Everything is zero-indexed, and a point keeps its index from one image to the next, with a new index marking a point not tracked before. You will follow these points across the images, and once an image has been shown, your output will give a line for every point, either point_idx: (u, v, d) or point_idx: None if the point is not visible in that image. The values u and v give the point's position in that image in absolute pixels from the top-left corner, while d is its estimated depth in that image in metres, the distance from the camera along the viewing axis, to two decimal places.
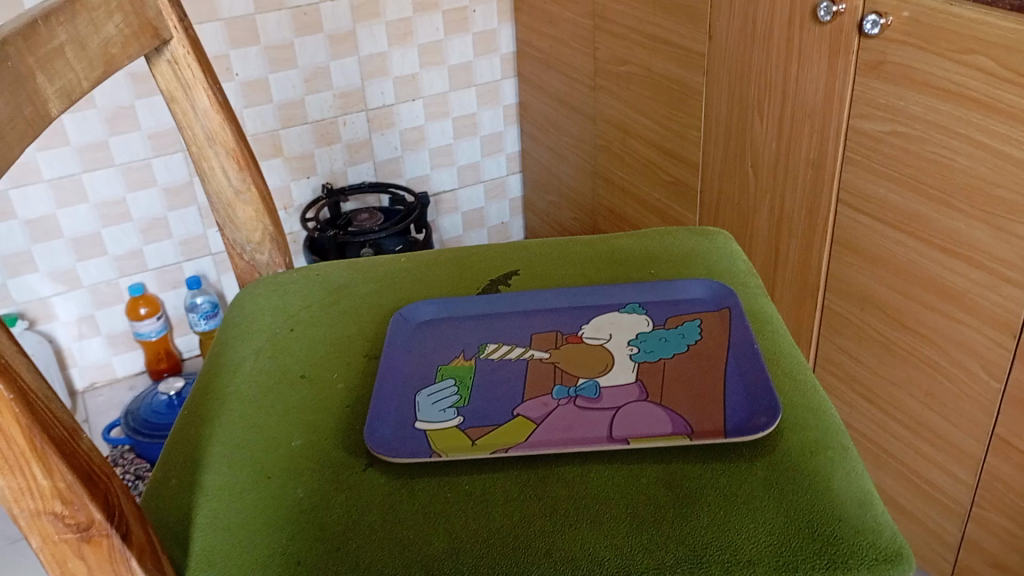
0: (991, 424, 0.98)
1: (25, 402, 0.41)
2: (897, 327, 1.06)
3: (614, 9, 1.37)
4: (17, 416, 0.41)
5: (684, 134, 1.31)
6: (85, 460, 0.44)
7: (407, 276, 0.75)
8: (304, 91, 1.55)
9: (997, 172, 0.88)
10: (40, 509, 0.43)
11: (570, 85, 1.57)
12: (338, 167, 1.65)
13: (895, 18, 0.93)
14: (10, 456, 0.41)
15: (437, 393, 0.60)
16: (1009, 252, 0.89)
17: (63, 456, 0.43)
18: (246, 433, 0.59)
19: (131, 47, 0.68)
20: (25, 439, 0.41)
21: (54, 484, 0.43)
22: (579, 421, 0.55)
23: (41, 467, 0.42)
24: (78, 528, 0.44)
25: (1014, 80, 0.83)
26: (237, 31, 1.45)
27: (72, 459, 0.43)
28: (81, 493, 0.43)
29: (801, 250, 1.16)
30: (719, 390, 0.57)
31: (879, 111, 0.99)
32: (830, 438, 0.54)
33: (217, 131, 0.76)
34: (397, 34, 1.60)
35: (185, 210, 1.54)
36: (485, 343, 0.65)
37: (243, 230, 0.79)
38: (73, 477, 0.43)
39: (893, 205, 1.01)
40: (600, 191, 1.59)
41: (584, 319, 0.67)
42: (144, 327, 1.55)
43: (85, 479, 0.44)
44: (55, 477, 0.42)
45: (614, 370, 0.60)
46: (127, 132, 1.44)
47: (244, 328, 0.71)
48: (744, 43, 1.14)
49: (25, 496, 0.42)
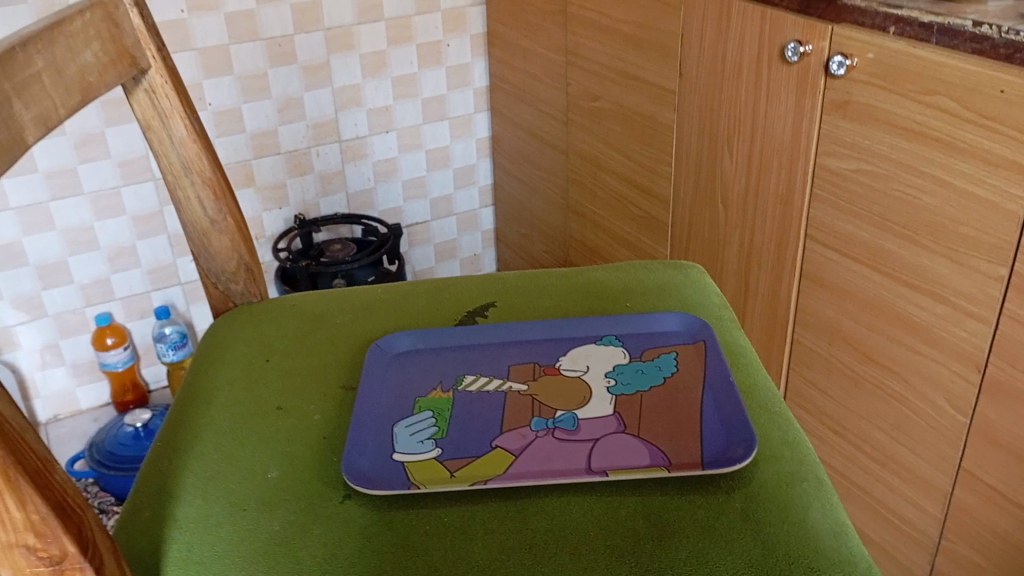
0: (957, 456, 1.00)
1: None
2: (864, 361, 1.08)
3: (587, 45, 1.39)
4: None
5: (655, 168, 1.33)
6: (60, 491, 0.44)
7: (384, 307, 0.75)
8: (277, 121, 1.56)
9: (959, 209, 0.90)
10: (13, 542, 0.42)
11: (543, 119, 1.59)
12: (310, 197, 1.65)
13: (860, 59, 0.96)
14: None
15: (414, 424, 0.60)
16: (973, 288, 0.92)
17: (37, 487, 0.42)
18: (220, 465, 0.58)
19: (108, 75, 0.68)
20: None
21: (28, 516, 0.42)
22: (557, 453, 0.56)
23: (15, 499, 0.41)
24: (51, 561, 0.43)
25: (977, 121, 0.86)
26: (210, 60, 1.45)
27: (46, 491, 0.43)
28: (55, 525, 0.43)
29: (770, 283, 1.18)
30: (696, 421, 0.58)
31: (845, 149, 1.01)
32: (805, 470, 0.55)
33: (193, 160, 0.75)
34: (371, 66, 1.61)
35: (154, 239, 1.53)
36: (462, 375, 0.65)
37: (218, 259, 0.79)
38: (47, 509, 0.42)
39: (860, 240, 1.03)
40: (572, 224, 1.60)
41: (561, 350, 0.67)
42: (110, 357, 1.52)
43: (59, 511, 0.43)
44: (29, 509, 0.42)
45: (592, 402, 0.61)
46: (97, 159, 1.43)
47: (218, 358, 0.70)
48: (714, 81, 1.17)
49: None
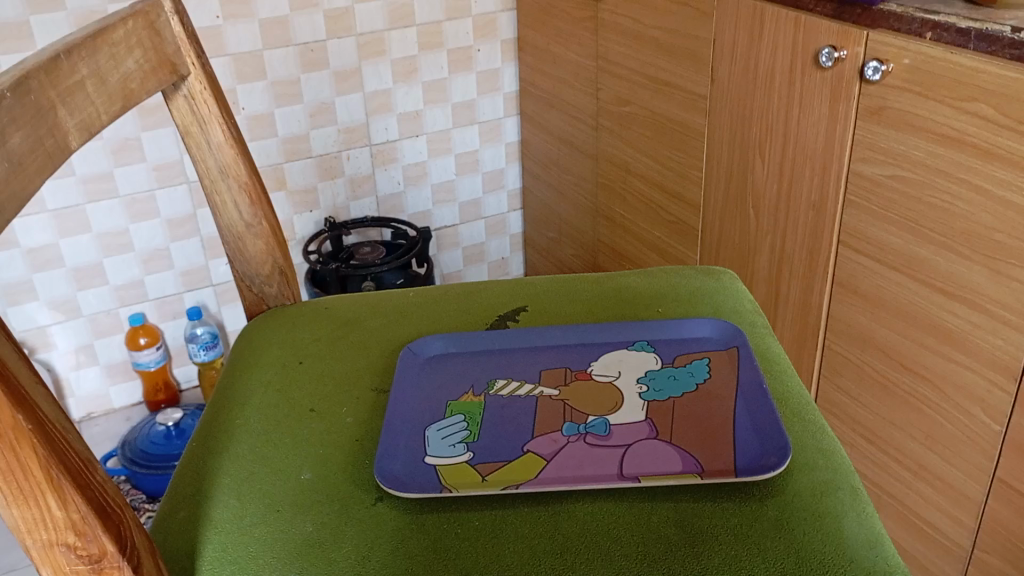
0: (992, 468, 0.98)
1: (43, 433, 0.41)
2: (897, 369, 1.07)
3: (618, 51, 1.39)
4: (35, 447, 0.41)
5: (686, 174, 1.33)
6: (100, 491, 0.45)
7: (415, 311, 0.76)
8: (308, 125, 1.57)
9: (996, 218, 0.89)
10: (54, 540, 0.43)
11: (572, 124, 1.59)
12: (340, 202, 1.66)
13: (895, 65, 0.95)
14: (26, 486, 0.41)
15: (446, 428, 0.60)
16: (1009, 296, 0.90)
17: (77, 487, 0.43)
18: (254, 466, 0.59)
19: (149, 82, 0.69)
20: (42, 470, 0.41)
21: (69, 515, 0.43)
22: (590, 459, 0.56)
23: (57, 498, 0.42)
24: (90, 560, 0.44)
25: (1015, 128, 0.85)
26: (244, 66, 1.47)
27: (88, 491, 0.43)
28: (95, 524, 0.44)
29: (801, 290, 1.17)
30: (729, 428, 0.58)
31: (880, 155, 1.00)
32: (839, 478, 0.55)
33: (230, 165, 0.76)
34: (402, 71, 1.62)
35: (187, 242, 1.55)
36: (494, 379, 0.65)
37: (253, 263, 0.80)
38: (88, 508, 0.43)
39: (894, 247, 1.02)
40: (601, 229, 1.60)
41: (592, 356, 0.67)
42: (144, 357, 1.55)
43: (99, 511, 0.44)
44: (70, 508, 0.43)
45: (624, 408, 0.60)
46: (132, 164, 1.45)
47: (252, 360, 0.71)
48: (746, 86, 1.16)
49: (39, 526, 0.43)
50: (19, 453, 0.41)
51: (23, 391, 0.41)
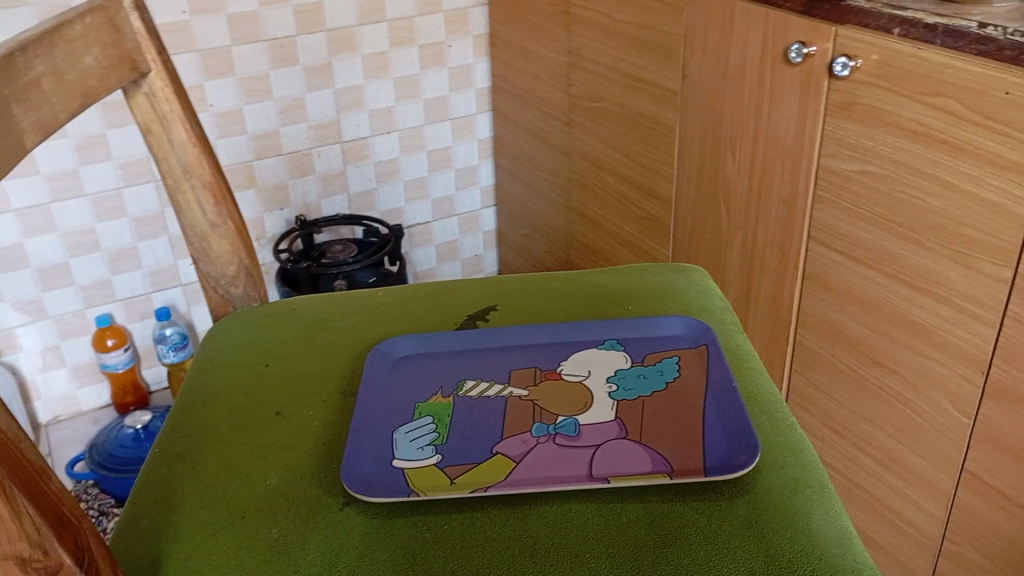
0: (962, 460, 0.99)
1: None
2: (867, 363, 1.07)
3: (589, 46, 1.39)
4: None
5: (658, 170, 1.33)
6: (55, 501, 0.43)
7: (384, 311, 0.75)
8: (278, 122, 1.55)
9: (964, 212, 0.90)
10: (7, 553, 0.42)
11: (545, 120, 1.58)
12: (312, 199, 1.65)
13: (864, 60, 0.95)
14: None
15: (414, 430, 0.59)
16: (978, 290, 0.91)
17: (32, 498, 0.42)
18: (219, 471, 0.58)
19: (109, 79, 0.67)
20: None
21: (23, 527, 0.42)
22: (559, 460, 0.55)
23: (9, 509, 0.41)
24: (46, 572, 0.43)
25: (982, 122, 0.85)
26: (212, 62, 1.45)
27: (41, 501, 0.42)
28: (50, 535, 0.42)
29: (773, 285, 1.18)
30: (699, 427, 0.57)
31: (849, 151, 1.01)
32: (809, 475, 0.54)
33: (194, 164, 0.75)
34: (373, 67, 1.61)
35: (155, 241, 1.52)
36: (463, 380, 0.64)
37: (218, 263, 0.78)
38: (42, 519, 0.42)
39: (863, 242, 1.03)
40: (574, 225, 1.59)
41: (562, 355, 0.67)
42: (111, 358, 1.52)
43: (54, 521, 0.43)
44: (23, 519, 0.41)
45: (593, 408, 0.60)
46: (98, 161, 1.42)
47: (217, 363, 0.69)
48: (717, 82, 1.16)
49: None
50: None
51: None
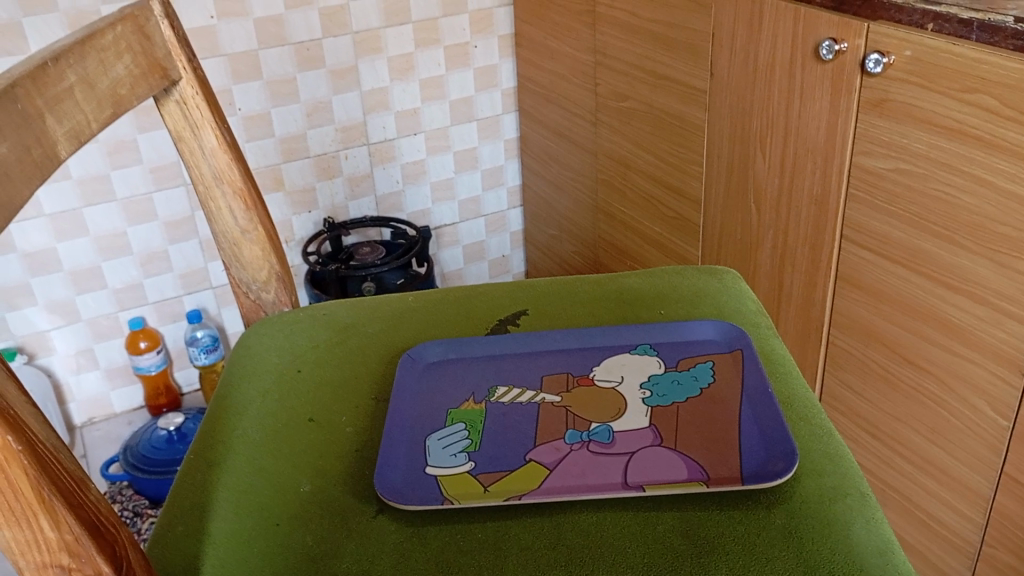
0: (999, 462, 0.97)
1: (33, 453, 0.40)
2: (901, 363, 1.06)
3: (616, 45, 1.38)
4: (25, 467, 0.40)
5: (686, 169, 1.32)
6: (94, 510, 0.44)
7: (415, 316, 0.75)
8: (305, 125, 1.56)
9: (1000, 209, 0.88)
10: (47, 561, 0.42)
11: (571, 120, 1.58)
12: (339, 200, 1.65)
13: (897, 56, 0.93)
14: (18, 508, 0.41)
15: (447, 437, 0.59)
16: (1014, 289, 0.89)
17: (70, 506, 0.42)
18: (253, 478, 0.58)
19: (139, 87, 0.68)
20: (33, 491, 0.40)
21: (62, 536, 0.42)
22: (593, 467, 0.55)
23: (49, 519, 0.41)
24: None
25: (1018, 119, 0.84)
26: (239, 66, 1.46)
27: (81, 511, 0.43)
28: (89, 544, 0.43)
29: (804, 285, 1.16)
30: (734, 433, 0.57)
31: (882, 148, 0.99)
32: (848, 484, 0.54)
33: (224, 170, 0.75)
34: (398, 68, 1.61)
35: (185, 243, 1.54)
36: (495, 386, 0.64)
37: (249, 269, 0.79)
38: (81, 528, 0.42)
39: (897, 241, 1.01)
40: (601, 225, 1.59)
41: (594, 360, 0.66)
42: (144, 360, 1.54)
43: (92, 530, 0.43)
44: (63, 528, 0.42)
45: (627, 414, 0.59)
46: (128, 165, 1.44)
47: (249, 369, 0.70)
48: (746, 80, 1.15)
49: (32, 548, 0.42)
50: (10, 474, 0.40)
51: (12, 411, 0.40)
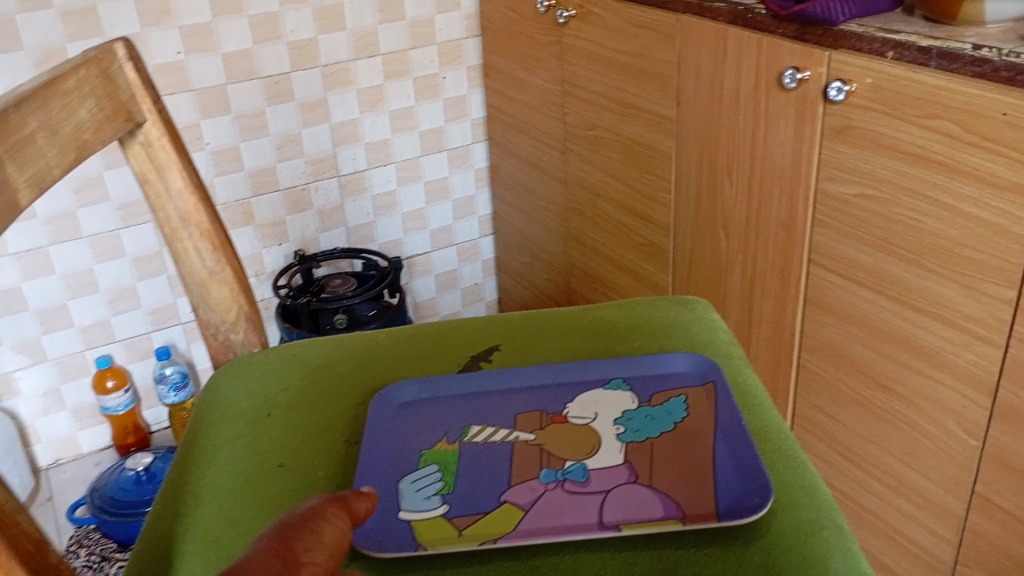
0: (972, 483, 0.98)
1: None
2: (872, 386, 1.06)
3: (583, 75, 1.39)
4: None
5: (655, 196, 1.33)
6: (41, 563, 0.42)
7: (387, 354, 0.74)
8: (275, 158, 1.55)
9: (965, 233, 0.89)
10: None
11: (541, 149, 1.59)
12: (310, 233, 1.65)
13: (859, 84, 0.95)
14: None
15: (420, 480, 0.58)
16: (981, 311, 0.90)
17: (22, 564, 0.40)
18: (222, 528, 0.57)
19: (103, 130, 0.67)
20: None
21: None
22: (568, 506, 0.54)
23: None
24: None
25: (979, 144, 0.85)
26: (208, 101, 1.45)
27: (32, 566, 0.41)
28: None
29: (775, 309, 1.17)
30: (710, 468, 0.56)
31: (847, 174, 1.00)
32: (824, 516, 0.54)
33: (192, 212, 0.74)
34: (368, 100, 1.61)
35: (154, 279, 1.52)
36: (468, 426, 0.64)
37: (218, 310, 0.77)
38: None
39: (864, 265, 1.02)
40: (573, 252, 1.59)
41: (568, 396, 0.66)
42: (111, 400, 1.51)
43: None
44: None
45: (602, 451, 0.59)
46: (96, 202, 1.42)
47: (217, 415, 0.68)
48: (713, 108, 1.16)
49: None
50: None
51: None
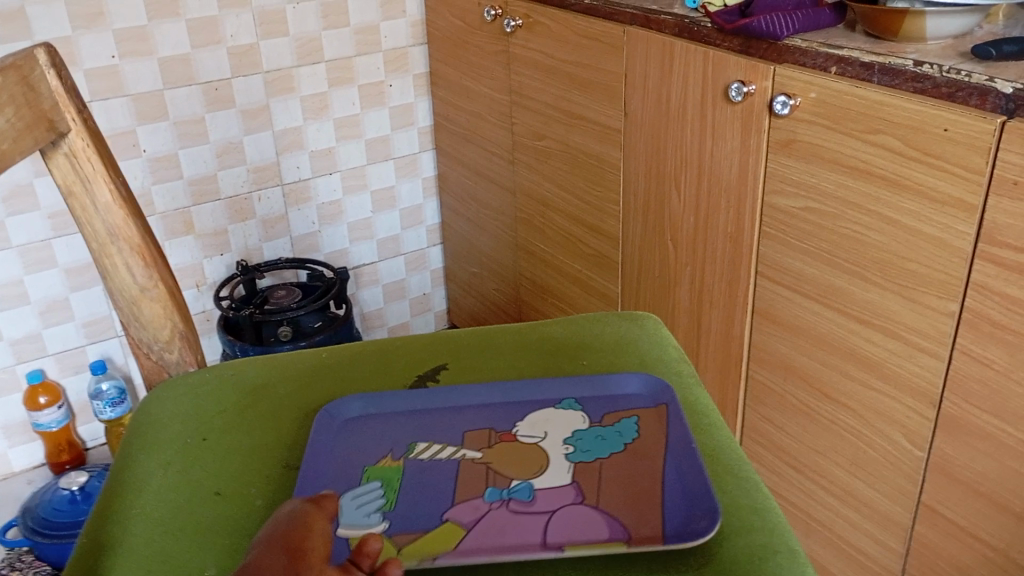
0: (916, 492, 0.99)
1: None
2: (818, 397, 1.07)
3: (531, 85, 1.38)
4: None
5: (603, 207, 1.32)
6: None
7: (329, 374, 0.72)
8: (216, 166, 1.51)
9: (908, 246, 0.90)
10: None
11: (489, 158, 1.57)
12: (253, 243, 1.61)
13: (803, 98, 0.96)
14: None
15: (361, 495, 0.56)
16: (923, 323, 0.92)
17: None
18: (153, 562, 0.54)
19: (25, 140, 0.63)
20: None
21: None
22: (513, 526, 0.53)
23: None
24: None
25: (920, 159, 0.86)
26: (145, 107, 1.41)
27: None
28: None
29: (722, 321, 1.17)
30: (657, 490, 0.55)
31: (792, 187, 1.01)
32: (776, 539, 0.53)
33: (120, 227, 0.71)
34: (313, 107, 1.58)
35: (89, 291, 1.46)
36: (414, 442, 0.62)
37: (150, 328, 0.74)
38: None
39: (809, 277, 1.03)
40: (522, 262, 1.58)
41: (518, 415, 0.64)
42: (44, 417, 1.45)
43: None
44: None
45: (549, 470, 0.58)
46: (26, 212, 1.37)
47: (149, 440, 0.65)
48: (660, 120, 1.16)
49: None
50: None
51: None
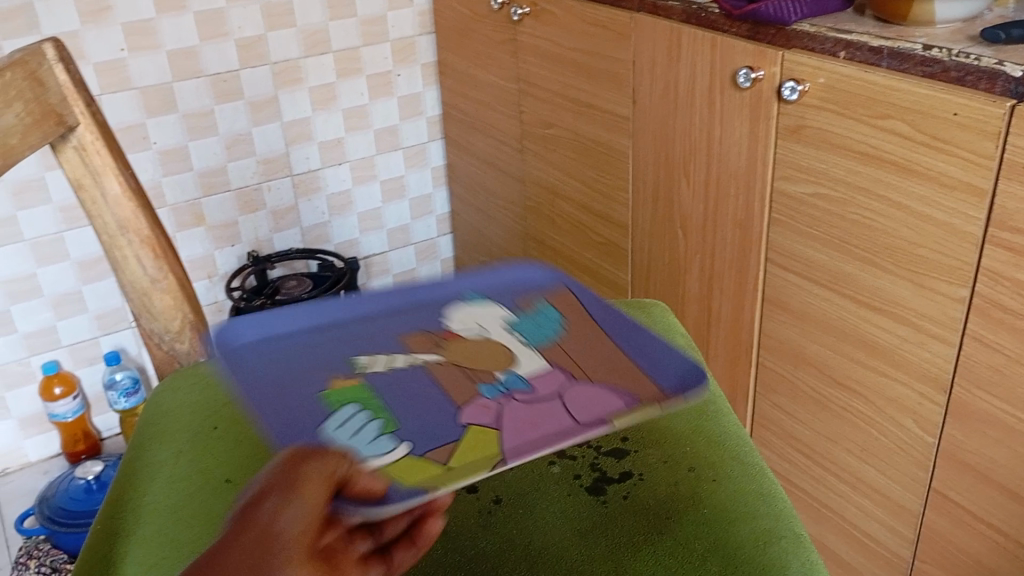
0: (928, 478, 0.99)
1: None
2: (829, 384, 1.07)
3: (538, 73, 1.38)
4: None
5: (612, 195, 1.32)
6: None
7: None
8: (225, 158, 1.52)
9: (917, 232, 0.90)
10: None
11: (497, 147, 1.57)
12: (263, 234, 1.61)
13: (811, 84, 0.95)
14: None
15: (341, 417, 0.59)
16: (934, 309, 0.91)
17: None
18: (165, 549, 0.55)
19: (31, 134, 0.64)
20: None
21: None
22: (540, 416, 0.55)
23: None
24: None
25: (929, 144, 0.86)
26: (154, 100, 1.41)
27: None
28: None
29: (732, 308, 1.17)
30: (621, 353, 0.62)
31: (801, 173, 1.01)
32: (782, 525, 0.53)
33: (130, 219, 0.71)
34: (320, 98, 1.58)
35: (101, 283, 1.48)
36: (355, 359, 0.66)
37: (160, 319, 0.75)
38: None
39: (820, 264, 1.03)
40: (532, 251, 1.58)
41: (436, 316, 0.68)
42: (59, 407, 1.47)
43: None
44: None
45: (520, 359, 0.62)
46: (37, 206, 1.38)
47: (164, 430, 0.66)
48: (668, 107, 1.16)
49: None
50: None
51: None
